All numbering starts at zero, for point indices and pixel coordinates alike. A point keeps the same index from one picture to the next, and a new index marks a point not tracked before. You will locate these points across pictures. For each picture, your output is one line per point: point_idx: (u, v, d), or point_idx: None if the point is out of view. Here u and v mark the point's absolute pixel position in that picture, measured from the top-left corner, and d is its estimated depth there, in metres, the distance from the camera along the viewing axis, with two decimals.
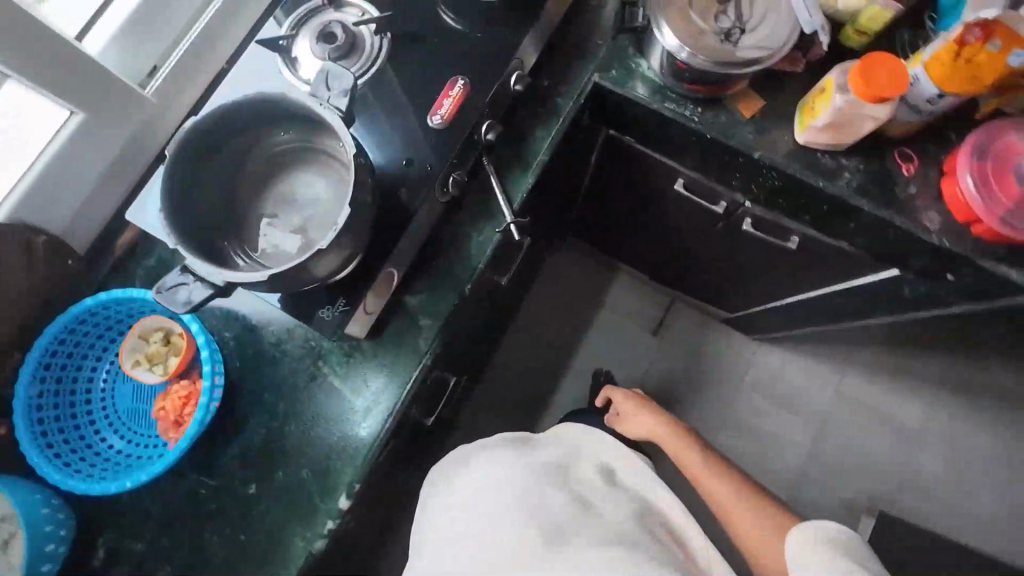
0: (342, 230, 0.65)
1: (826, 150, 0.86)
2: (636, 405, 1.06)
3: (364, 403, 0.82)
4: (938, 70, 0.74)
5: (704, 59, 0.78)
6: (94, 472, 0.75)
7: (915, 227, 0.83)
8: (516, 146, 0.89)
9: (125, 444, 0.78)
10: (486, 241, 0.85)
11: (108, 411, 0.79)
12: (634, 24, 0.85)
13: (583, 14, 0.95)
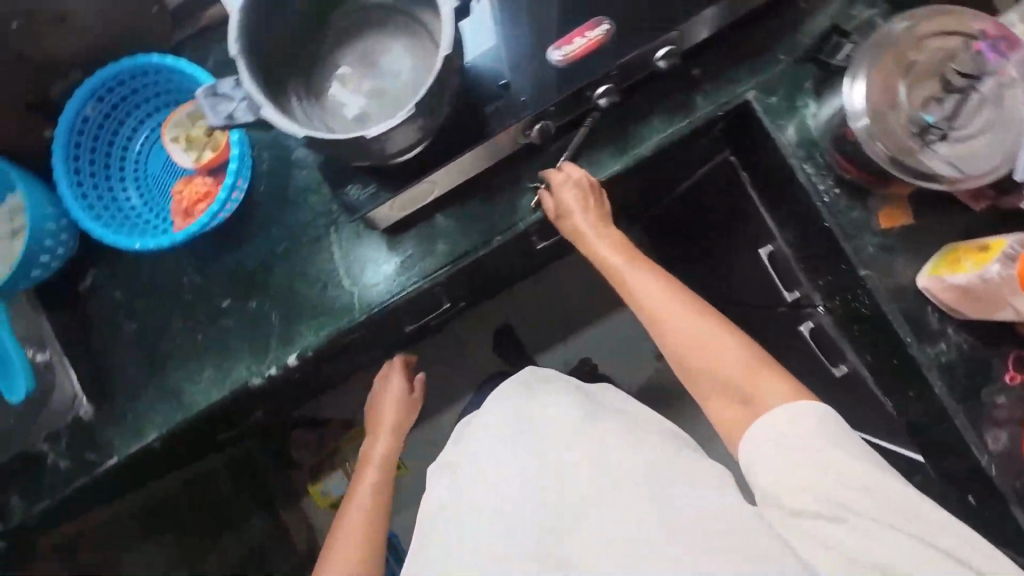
0: (398, 126, 0.59)
1: (939, 309, 0.73)
2: (589, 205, 0.75)
3: (359, 277, 0.81)
4: None
5: (880, 147, 0.65)
6: (103, 216, 0.78)
7: (974, 436, 0.72)
8: (625, 123, 0.78)
9: (140, 206, 0.82)
10: (539, 203, 0.78)
11: (139, 169, 0.83)
12: (830, 60, 0.73)
13: (785, 14, 0.78)
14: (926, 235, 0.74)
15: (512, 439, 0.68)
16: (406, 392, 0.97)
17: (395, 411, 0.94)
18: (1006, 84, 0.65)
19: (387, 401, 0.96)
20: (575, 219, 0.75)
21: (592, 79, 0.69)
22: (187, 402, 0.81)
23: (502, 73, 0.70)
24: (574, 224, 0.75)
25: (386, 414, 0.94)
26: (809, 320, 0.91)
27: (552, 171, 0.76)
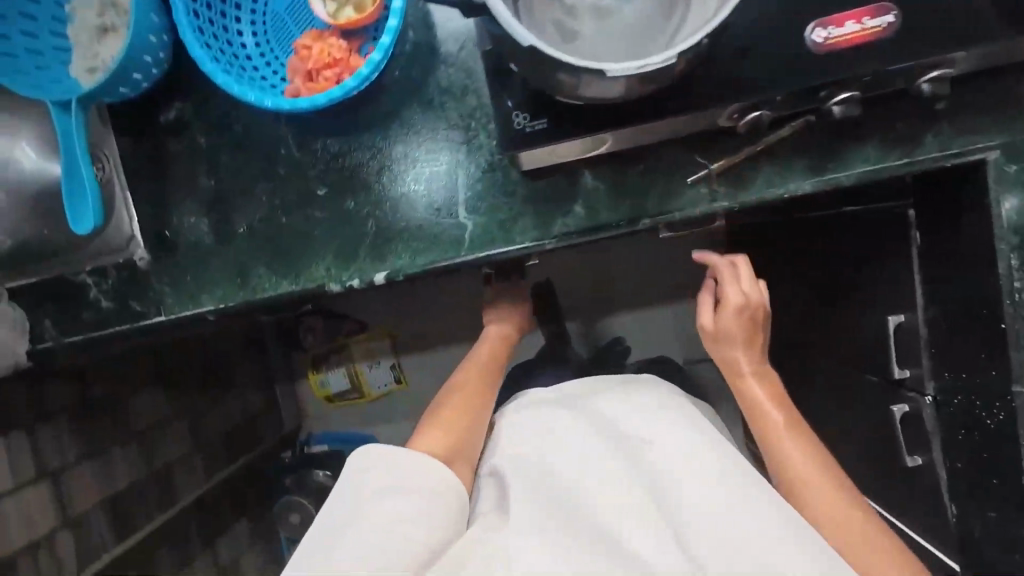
0: (637, 71, 0.49)
1: None
2: (746, 334, 0.78)
3: (463, 205, 0.71)
4: None
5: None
6: (213, 46, 0.65)
7: None
8: (836, 140, 0.65)
9: (252, 47, 0.69)
10: (704, 199, 0.67)
11: (260, 3, 0.70)
12: None
13: None
14: None
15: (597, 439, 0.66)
16: (520, 303, 0.93)
17: (514, 315, 0.91)
18: None
19: (505, 302, 0.91)
20: (733, 350, 0.78)
21: (846, 79, 0.56)
22: (252, 284, 0.73)
23: (745, 35, 0.56)
24: (733, 355, 0.78)
25: (502, 314, 0.90)
26: (905, 403, 0.82)
27: (721, 169, 0.66)
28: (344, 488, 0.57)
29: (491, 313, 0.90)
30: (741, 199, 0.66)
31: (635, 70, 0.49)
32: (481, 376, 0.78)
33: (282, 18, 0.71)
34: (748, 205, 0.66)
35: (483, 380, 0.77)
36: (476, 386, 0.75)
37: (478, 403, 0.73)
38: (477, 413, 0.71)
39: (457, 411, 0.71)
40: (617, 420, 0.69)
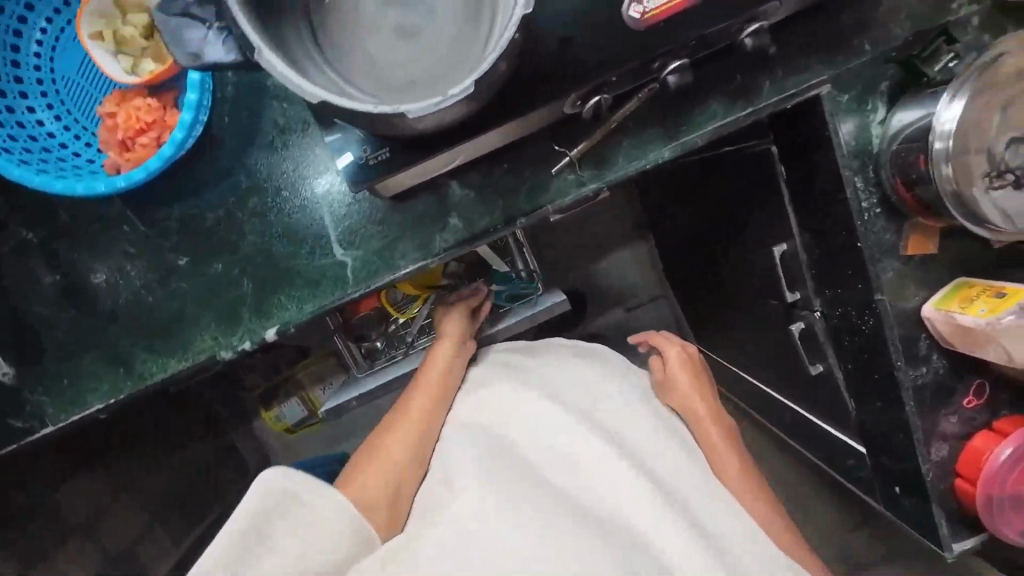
0: (440, 105, 0.45)
1: (932, 336, 0.77)
2: (694, 383, 0.76)
3: (341, 240, 0.68)
4: None
5: (948, 171, 0.61)
6: (13, 148, 0.62)
7: (920, 445, 0.81)
8: (679, 104, 0.67)
9: (61, 132, 0.65)
10: (574, 185, 0.67)
11: (57, 85, 0.66)
12: (927, 72, 0.67)
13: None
14: (940, 266, 0.75)
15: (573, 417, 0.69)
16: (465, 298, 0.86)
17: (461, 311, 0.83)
18: None
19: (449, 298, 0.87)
20: (693, 399, 0.75)
21: (668, 50, 0.57)
22: (137, 371, 0.69)
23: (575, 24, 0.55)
24: (692, 403, 0.75)
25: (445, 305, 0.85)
26: (800, 321, 0.90)
27: (578, 153, 0.66)
28: (275, 484, 0.56)
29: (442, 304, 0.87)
30: (609, 179, 0.67)
31: (437, 104, 0.45)
32: (435, 386, 0.72)
33: (84, 93, 0.66)
34: (613, 184, 0.66)
35: (435, 388, 0.72)
36: (424, 401, 0.71)
37: (417, 432, 0.68)
38: (403, 475, 0.65)
39: (382, 452, 0.65)
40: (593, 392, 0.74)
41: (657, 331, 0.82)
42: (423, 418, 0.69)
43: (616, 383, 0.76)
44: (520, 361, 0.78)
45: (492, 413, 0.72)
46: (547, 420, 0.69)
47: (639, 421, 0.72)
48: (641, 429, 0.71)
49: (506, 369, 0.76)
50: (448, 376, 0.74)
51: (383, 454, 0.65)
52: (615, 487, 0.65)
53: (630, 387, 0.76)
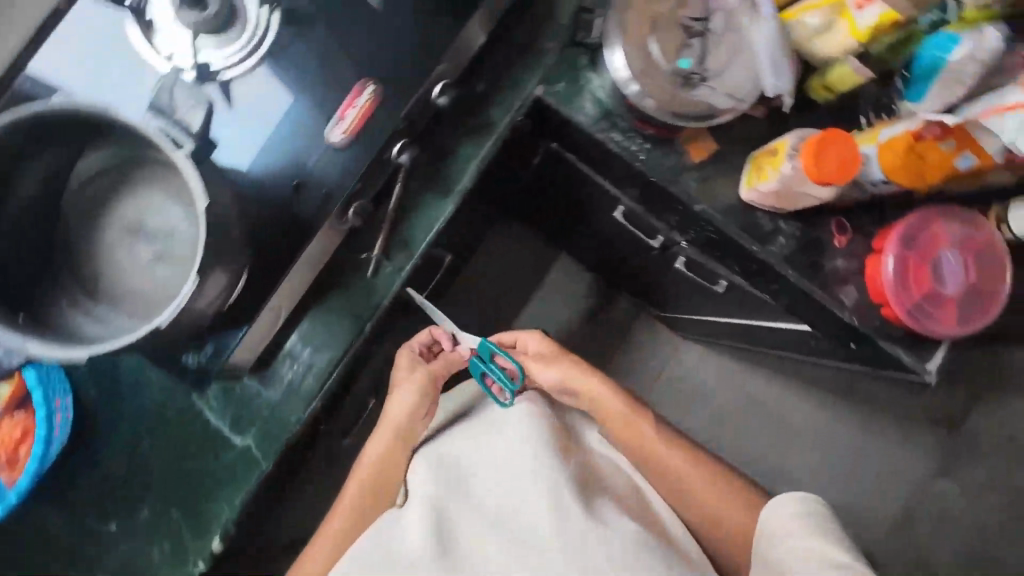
0: (183, 306, 0.52)
1: (768, 210, 0.82)
2: (581, 367, 0.89)
3: (234, 431, 0.73)
4: (888, 158, 0.68)
5: (653, 106, 0.70)
6: None
7: (828, 301, 0.83)
8: (435, 166, 0.77)
9: None
10: (396, 273, 0.76)
11: None
12: (587, 40, 0.76)
13: (535, 5, 0.79)
14: (731, 154, 0.81)
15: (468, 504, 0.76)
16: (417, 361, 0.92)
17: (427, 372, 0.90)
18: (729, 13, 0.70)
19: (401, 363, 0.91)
20: (590, 378, 0.88)
21: (381, 144, 0.67)
22: None
23: (292, 167, 0.64)
24: (587, 381, 0.88)
25: (401, 375, 0.91)
26: (682, 256, 0.99)
27: (383, 247, 0.75)
28: None
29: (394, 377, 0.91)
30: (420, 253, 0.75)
31: (179, 306, 0.52)
32: (367, 477, 0.84)
33: None
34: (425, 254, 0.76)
35: (369, 477, 0.84)
36: (357, 492, 0.84)
37: (355, 518, 0.82)
38: None
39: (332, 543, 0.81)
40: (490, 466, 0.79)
41: (521, 329, 0.94)
42: (360, 504, 0.83)
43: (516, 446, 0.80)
44: (440, 453, 0.83)
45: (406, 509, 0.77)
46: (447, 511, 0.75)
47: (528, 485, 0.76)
48: (523, 479, 0.77)
49: (429, 463, 0.82)
50: (380, 464, 0.85)
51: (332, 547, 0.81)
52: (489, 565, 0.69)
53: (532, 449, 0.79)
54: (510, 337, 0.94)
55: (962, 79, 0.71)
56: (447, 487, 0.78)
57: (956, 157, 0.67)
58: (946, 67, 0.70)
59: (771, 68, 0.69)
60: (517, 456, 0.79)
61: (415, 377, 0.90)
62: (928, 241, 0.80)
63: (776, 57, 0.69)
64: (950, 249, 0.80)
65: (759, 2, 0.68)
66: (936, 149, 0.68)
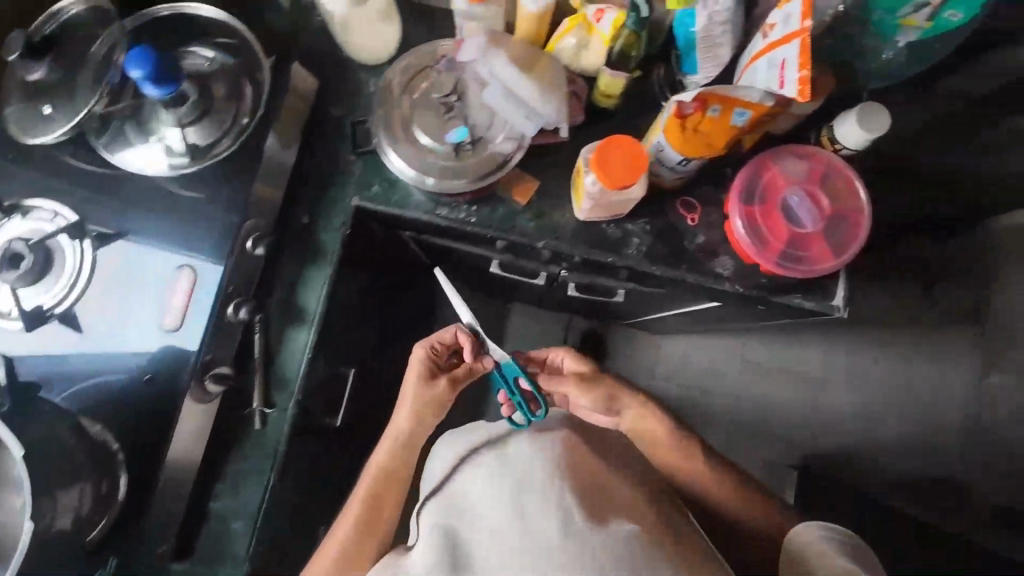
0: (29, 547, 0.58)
1: (609, 219, 0.83)
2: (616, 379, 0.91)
3: None
4: (674, 138, 0.68)
5: (462, 183, 0.77)
6: None
7: (706, 279, 0.83)
8: (288, 303, 0.81)
9: None
10: (282, 415, 0.78)
11: None
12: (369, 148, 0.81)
13: (328, 124, 0.84)
14: (554, 183, 0.83)
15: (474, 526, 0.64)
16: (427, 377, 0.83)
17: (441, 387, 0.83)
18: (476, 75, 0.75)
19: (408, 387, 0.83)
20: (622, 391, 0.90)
21: (213, 314, 0.72)
22: None
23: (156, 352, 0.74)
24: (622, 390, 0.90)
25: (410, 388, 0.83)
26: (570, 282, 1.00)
27: (263, 396, 0.78)
28: None
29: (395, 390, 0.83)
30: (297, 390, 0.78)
31: (24, 550, 0.58)
32: (369, 493, 0.80)
33: None
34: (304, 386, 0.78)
35: (367, 492, 0.80)
36: (356, 508, 0.79)
37: (349, 536, 0.77)
38: None
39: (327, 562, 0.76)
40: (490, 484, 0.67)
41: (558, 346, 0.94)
42: (359, 520, 0.78)
43: (518, 460, 0.69)
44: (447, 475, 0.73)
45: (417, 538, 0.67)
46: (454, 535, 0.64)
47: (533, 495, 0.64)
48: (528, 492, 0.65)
49: (438, 489, 0.71)
50: (379, 480, 0.81)
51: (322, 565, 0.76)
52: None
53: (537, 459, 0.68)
54: (540, 355, 0.95)
55: (715, 40, 0.74)
56: (455, 511, 0.67)
57: (731, 121, 0.67)
58: (698, 37, 0.74)
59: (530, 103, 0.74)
60: (517, 468, 0.67)
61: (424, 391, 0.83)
62: (771, 187, 0.78)
63: (529, 94, 0.74)
64: (795, 187, 0.78)
65: (486, 60, 0.73)
66: (708, 119, 0.68)
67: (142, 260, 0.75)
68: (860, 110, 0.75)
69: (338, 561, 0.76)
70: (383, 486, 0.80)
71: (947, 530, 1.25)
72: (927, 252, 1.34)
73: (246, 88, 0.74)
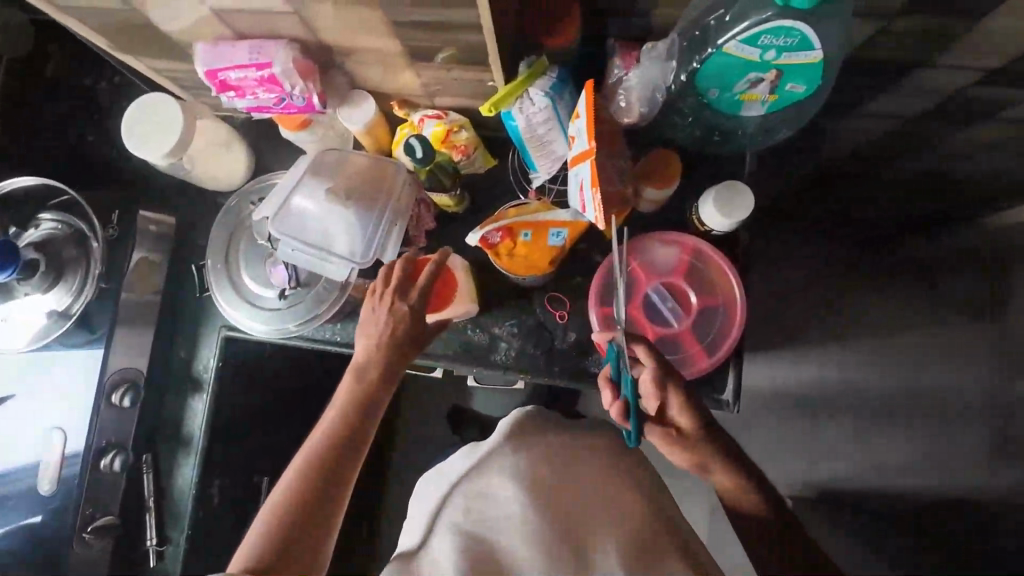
0: None
1: (473, 325, 0.79)
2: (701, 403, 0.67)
3: None
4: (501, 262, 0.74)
5: (324, 311, 0.72)
6: None
7: (583, 379, 0.77)
8: (172, 437, 0.83)
9: None
10: (175, 550, 0.80)
11: None
12: None
13: (195, 255, 0.85)
14: None
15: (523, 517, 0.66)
16: (410, 316, 0.68)
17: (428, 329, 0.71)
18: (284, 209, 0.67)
19: (413, 302, 0.69)
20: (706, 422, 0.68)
21: (84, 470, 0.75)
22: None
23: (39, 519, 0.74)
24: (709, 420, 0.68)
25: (410, 317, 0.68)
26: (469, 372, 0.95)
27: (153, 535, 0.79)
28: None
29: (400, 312, 0.68)
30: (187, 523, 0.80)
31: None
32: (331, 453, 0.64)
33: None
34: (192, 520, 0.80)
35: (333, 445, 0.65)
36: (319, 467, 0.63)
37: (311, 500, 0.62)
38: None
39: (282, 534, 0.60)
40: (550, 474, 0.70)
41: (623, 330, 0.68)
42: (323, 481, 0.63)
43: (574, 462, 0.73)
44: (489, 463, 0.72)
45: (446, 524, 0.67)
46: (503, 526, 0.66)
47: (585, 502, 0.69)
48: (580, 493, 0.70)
49: (482, 480, 0.70)
50: (352, 436, 0.66)
51: (272, 537, 0.60)
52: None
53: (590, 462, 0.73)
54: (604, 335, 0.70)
55: (544, 138, 0.69)
56: (501, 499, 0.68)
57: (543, 242, 0.71)
58: (525, 139, 0.68)
59: (350, 234, 0.68)
60: (570, 469, 0.72)
61: (425, 327, 0.70)
62: (630, 283, 0.73)
63: (351, 221, 0.68)
64: (656, 279, 0.72)
65: (291, 201, 0.68)
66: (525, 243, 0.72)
67: (11, 427, 0.74)
68: (714, 191, 0.69)
69: (296, 534, 0.60)
70: (351, 442, 0.66)
71: (948, 527, 1.13)
72: (926, 251, 1.16)
73: (93, 243, 0.76)
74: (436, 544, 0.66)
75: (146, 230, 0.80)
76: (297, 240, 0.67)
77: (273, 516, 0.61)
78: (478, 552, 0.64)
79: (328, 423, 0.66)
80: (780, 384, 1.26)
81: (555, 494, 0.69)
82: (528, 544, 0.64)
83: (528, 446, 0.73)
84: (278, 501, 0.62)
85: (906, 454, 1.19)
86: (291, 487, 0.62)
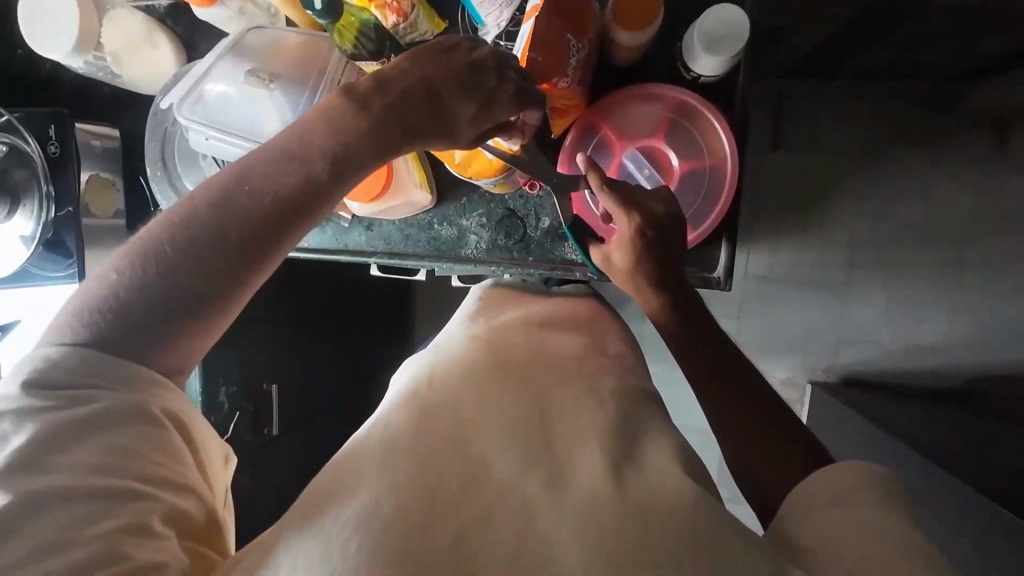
0: None
1: (440, 218, 0.73)
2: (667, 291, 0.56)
3: None
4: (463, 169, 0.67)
5: None
6: None
7: (561, 266, 0.70)
8: None
9: None
10: None
11: None
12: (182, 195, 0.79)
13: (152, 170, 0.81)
14: None
15: (492, 384, 0.55)
16: (439, 91, 0.51)
17: (461, 113, 0.52)
18: (197, 98, 0.61)
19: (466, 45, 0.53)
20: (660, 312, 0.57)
21: None
22: None
23: None
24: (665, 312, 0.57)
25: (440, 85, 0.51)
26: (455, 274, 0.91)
27: None
28: None
29: (432, 76, 0.51)
30: None
31: None
32: (210, 219, 0.43)
33: None
34: None
35: (233, 235, 0.43)
36: (207, 252, 0.43)
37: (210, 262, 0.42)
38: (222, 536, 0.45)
39: (164, 304, 0.42)
40: (516, 346, 0.61)
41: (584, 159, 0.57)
42: (214, 275, 0.43)
43: (545, 343, 0.63)
44: (454, 344, 0.63)
45: (400, 399, 0.56)
46: (467, 392, 0.55)
47: (568, 375, 0.58)
48: (553, 366, 0.59)
49: (446, 357, 0.61)
50: (268, 231, 0.44)
51: (130, 308, 0.41)
52: (499, 458, 0.47)
53: (568, 344, 0.64)
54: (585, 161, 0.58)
55: None
56: (470, 366, 0.58)
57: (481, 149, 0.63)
58: None
59: (274, 120, 0.61)
60: (538, 347, 0.62)
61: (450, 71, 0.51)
62: (601, 147, 0.63)
63: (277, 105, 0.61)
64: (635, 145, 0.63)
65: (202, 88, 0.61)
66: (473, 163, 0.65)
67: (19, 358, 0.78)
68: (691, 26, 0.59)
69: (159, 339, 0.42)
70: (271, 241, 0.45)
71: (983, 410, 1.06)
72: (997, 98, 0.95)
73: (35, 161, 0.73)
74: (395, 415, 0.53)
75: (91, 147, 0.77)
76: (214, 129, 0.61)
77: (137, 297, 0.41)
78: (438, 431, 0.50)
79: (249, 197, 0.44)
80: (805, 266, 1.15)
81: (525, 364, 0.59)
82: (504, 420, 0.51)
83: (493, 324, 0.66)
84: (130, 281, 0.42)
85: (939, 334, 1.11)
86: (158, 279, 0.42)
